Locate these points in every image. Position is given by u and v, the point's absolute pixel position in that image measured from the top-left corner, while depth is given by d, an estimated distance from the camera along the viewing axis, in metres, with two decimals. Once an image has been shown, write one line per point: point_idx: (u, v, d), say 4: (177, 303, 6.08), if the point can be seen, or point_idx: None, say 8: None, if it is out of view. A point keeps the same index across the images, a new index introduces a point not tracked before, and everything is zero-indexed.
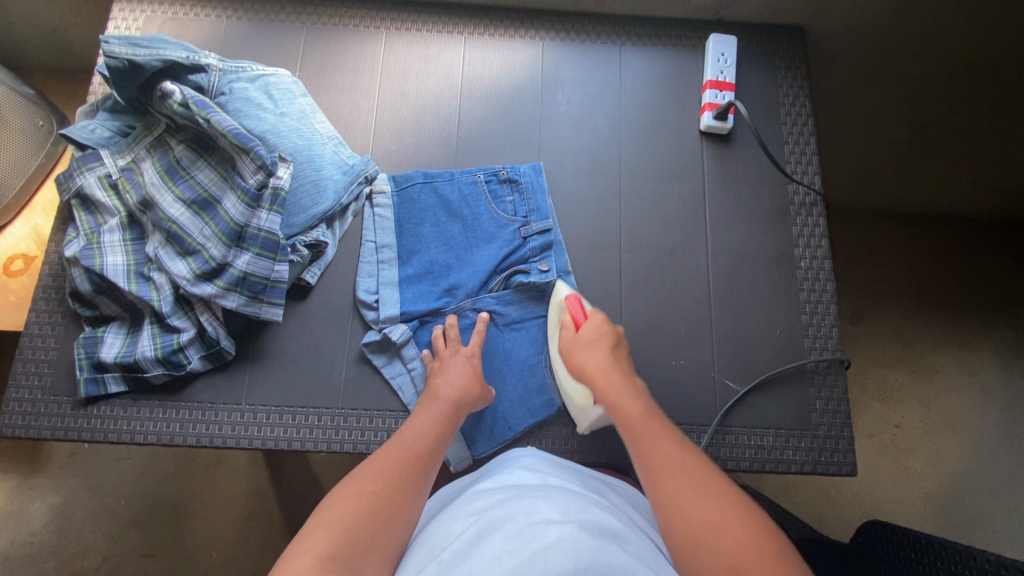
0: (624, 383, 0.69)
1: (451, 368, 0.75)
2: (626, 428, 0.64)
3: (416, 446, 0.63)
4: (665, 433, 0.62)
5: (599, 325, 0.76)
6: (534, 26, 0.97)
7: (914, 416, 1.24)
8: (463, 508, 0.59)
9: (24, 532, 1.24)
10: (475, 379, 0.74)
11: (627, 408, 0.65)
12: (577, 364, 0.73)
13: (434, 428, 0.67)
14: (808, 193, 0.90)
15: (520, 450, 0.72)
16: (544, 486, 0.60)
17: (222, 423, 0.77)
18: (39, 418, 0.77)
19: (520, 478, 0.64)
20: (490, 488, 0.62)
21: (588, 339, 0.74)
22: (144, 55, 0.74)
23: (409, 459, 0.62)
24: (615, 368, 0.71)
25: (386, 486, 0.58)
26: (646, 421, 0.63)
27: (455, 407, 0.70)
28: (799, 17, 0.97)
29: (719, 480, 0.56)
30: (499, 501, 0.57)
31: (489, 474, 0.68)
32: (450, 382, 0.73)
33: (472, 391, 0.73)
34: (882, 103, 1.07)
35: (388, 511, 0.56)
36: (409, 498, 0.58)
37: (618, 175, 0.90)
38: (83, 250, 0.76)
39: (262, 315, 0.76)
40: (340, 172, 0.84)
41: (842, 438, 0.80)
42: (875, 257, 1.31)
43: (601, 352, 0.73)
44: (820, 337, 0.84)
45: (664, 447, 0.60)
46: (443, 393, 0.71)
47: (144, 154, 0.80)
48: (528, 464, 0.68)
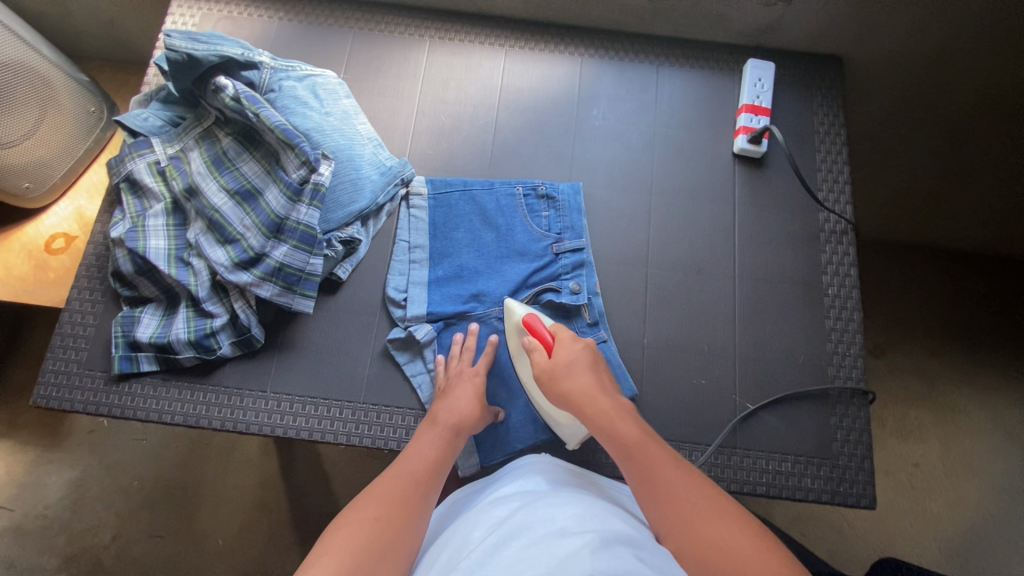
0: (615, 409, 0.67)
1: (453, 391, 0.76)
2: (622, 457, 0.63)
3: (418, 471, 0.67)
4: (667, 458, 0.62)
5: (573, 346, 0.73)
6: (574, 43, 0.99)
7: (933, 455, 1.22)
8: (476, 519, 0.60)
9: (40, 504, 1.27)
10: (478, 405, 0.75)
11: (622, 435, 0.64)
12: (561, 390, 0.70)
13: (435, 450, 0.70)
14: (839, 221, 0.90)
15: (531, 457, 0.73)
16: (554, 494, 0.61)
17: (247, 409, 0.79)
18: (73, 391, 0.80)
19: (531, 486, 0.64)
20: (504, 496, 0.63)
21: (569, 363, 0.71)
22: (202, 50, 0.77)
23: (411, 486, 0.65)
24: (602, 393, 0.69)
25: (388, 509, 0.61)
26: (646, 448, 0.63)
27: (452, 432, 0.72)
28: (838, 47, 0.97)
29: (727, 506, 0.56)
30: (511, 511, 0.58)
31: (502, 482, 0.69)
32: (449, 406, 0.74)
33: (471, 415, 0.74)
34: (917, 136, 1.07)
35: (391, 537, 0.58)
36: (411, 521, 0.61)
37: (648, 192, 0.91)
38: (128, 233, 0.79)
39: (295, 305, 0.78)
40: (378, 172, 0.86)
41: (862, 470, 0.79)
42: (902, 291, 1.29)
43: (583, 375, 0.70)
44: (845, 366, 0.83)
45: (670, 475, 0.60)
46: (440, 419, 0.73)
47: (192, 144, 0.83)
48: (542, 470, 0.69)
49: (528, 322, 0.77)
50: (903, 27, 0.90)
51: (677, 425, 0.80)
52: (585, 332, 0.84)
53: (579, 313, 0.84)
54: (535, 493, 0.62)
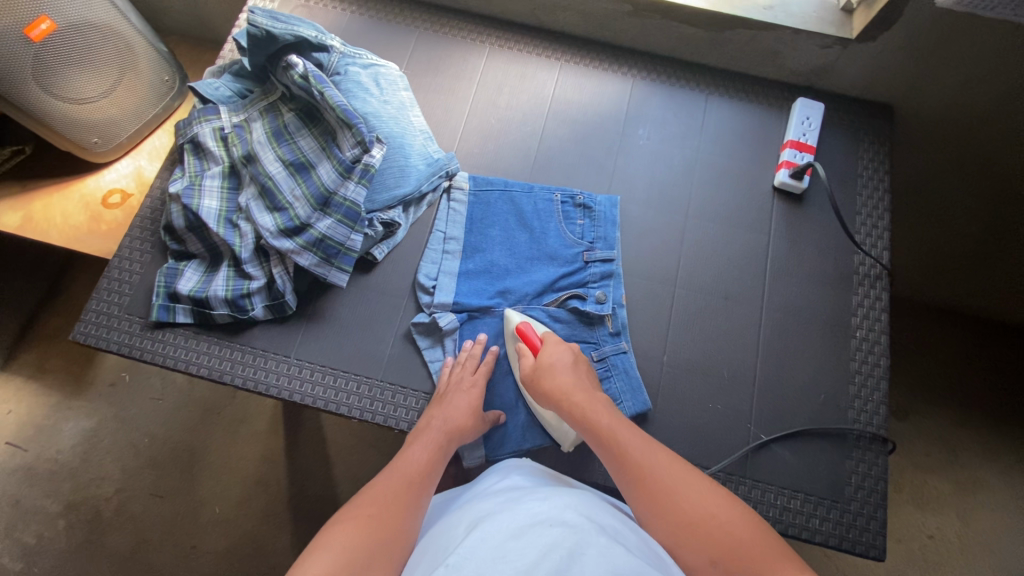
0: (595, 403, 0.71)
1: (450, 400, 0.76)
2: (602, 446, 0.67)
3: (411, 475, 0.67)
4: (643, 446, 0.65)
5: (557, 346, 0.77)
6: (628, 65, 1.02)
7: (950, 528, 1.17)
8: (464, 514, 0.61)
9: (53, 448, 1.31)
10: (473, 416, 0.75)
11: (602, 427, 0.68)
12: (545, 389, 0.73)
13: (427, 457, 0.70)
14: (874, 266, 0.89)
15: (511, 460, 0.74)
16: (539, 488, 0.63)
17: (270, 371, 0.82)
18: (110, 331, 0.84)
19: (514, 482, 0.66)
20: (488, 493, 0.64)
21: (551, 361, 0.75)
22: (281, 28, 0.82)
23: (404, 490, 0.65)
24: (581, 388, 0.73)
25: (380, 510, 0.61)
26: (622, 436, 0.67)
27: (446, 439, 0.73)
28: (891, 96, 0.98)
29: (702, 483, 0.61)
30: (500, 503, 0.60)
31: (482, 480, 0.70)
32: (444, 415, 0.74)
33: (466, 426, 0.74)
34: (962, 196, 1.06)
35: (382, 536, 0.58)
36: (404, 519, 0.61)
37: (684, 215, 0.92)
38: (186, 190, 0.83)
39: (330, 277, 0.81)
40: (425, 163, 0.89)
41: (875, 519, 0.77)
42: (932, 352, 1.26)
43: (565, 374, 0.74)
44: (867, 411, 0.82)
45: (647, 461, 0.64)
46: (434, 426, 0.74)
47: (256, 115, 0.88)
48: (520, 468, 0.70)
49: (523, 329, 0.80)
50: (958, 85, 0.91)
51: (687, 445, 0.80)
52: (605, 341, 0.84)
53: (600, 323, 0.85)
54: (520, 487, 0.64)
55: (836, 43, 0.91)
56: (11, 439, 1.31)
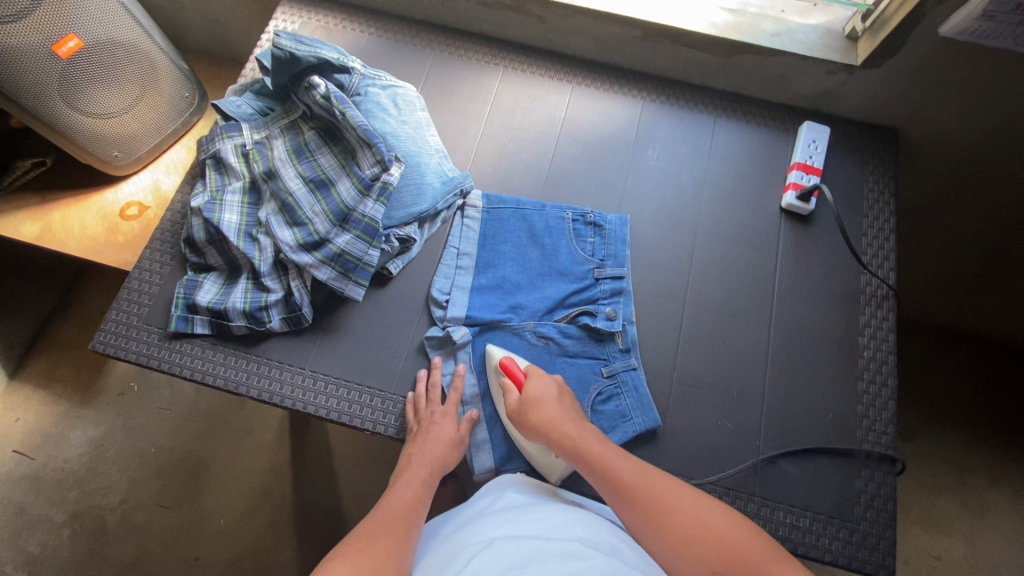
0: (584, 433, 0.72)
1: (430, 433, 0.77)
2: (596, 476, 0.68)
3: (398, 512, 0.68)
4: (633, 470, 0.68)
5: (541, 378, 0.77)
6: (638, 88, 1.05)
7: (957, 551, 1.17)
8: (464, 535, 0.62)
9: (60, 457, 1.32)
10: (453, 448, 0.78)
11: (595, 457, 0.69)
12: (535, 424, 0.73)
13: (411, 492, 0.72)
14: (881, 286, 0.90)
15: (508, 476, 0.75)
16: (535, 507, 0.64)
17: (285, 382, 0.83)
18: (129, 341, 0.85)
19: (510, 502, 0.67)
20: (486, 514, 0.65)
21: (537, 393, 0.75)
22: (305, 50, 0.85)
23: (394, 523, 0.66)
24: (568, 418, 0.73)
25: (375, 540, 0.63)
26: (613, 462, 0.69)
27: (429, 473, 0.75)
28: (896, 121, 1.00)
29: (692, 497, 0.65)
30: (500, 525, 0.61)
31: (477, 500, 0.71)
32: (424, 453, 0.76)
33: (447, 458, 0.77)
34: (966, 218, 1.08)
35: (381, 561, 0.60)
36: (399, 546, 0.63)
37: (693, 234, 0.94)
38: (207, 204, 0.86)
39: (346, 291, 0.82)
40: (440, 181, 0.91)
41: (884, 539, 0.77)
42: (936, 372, 1.27)
43: (550, 407, 0.74)
44: (875, 430, 0.82)
45: (638, 482, 0.66)
46: (415, 462, 0.75)
47: (277, 133, 0.90)
48: (514, 487, 0.72)
49: (505, 364, 0.80)
50: (960, 111, 0.93)
51: (696, 462, 0.80)
52: (615, 358, 0.85)
53: (611, 340, 0.86)
54: (516, 507, 0.65)
55: (842, 69, 0.94)
56: (18, 447, 1.32)
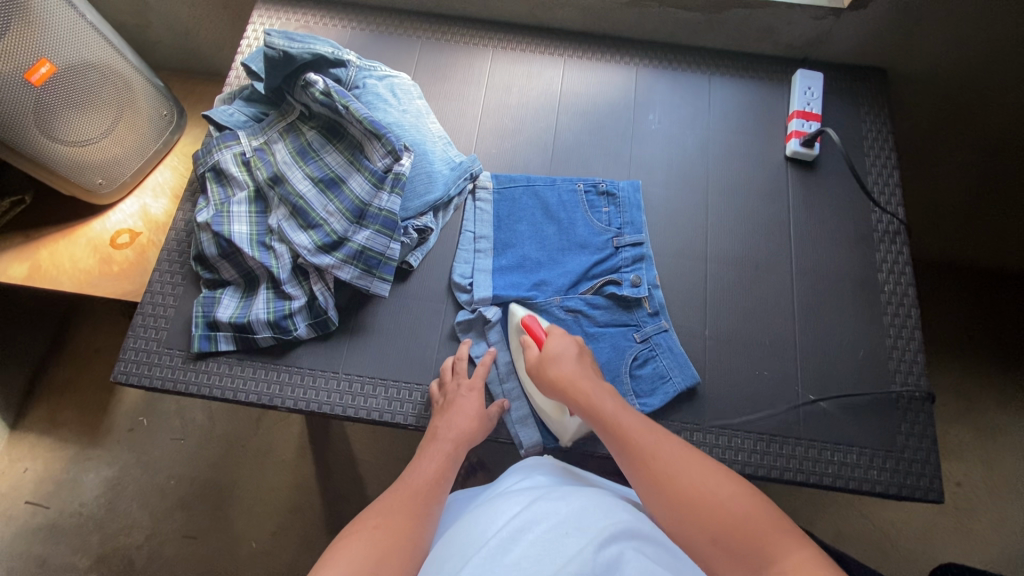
0: (598, 393, 0.71)
1: (457, 408, 0.76)
2: (606, 433, 0.67)
3: (419, 487, 0.68)
4: (645, 432, 0.66)
5: (560, 338, 0.78)
6: (629, 55, 1.04)
7: (976, 474, 1.21)
8: (482, 511, 0.61)
9: (76, 502, 1.28)
10: (479, 421, 0.77)
11: (607, 415, 0.68)
12: (549, 382, 0.74)
13: (435, 468, 0.71)
14: (892, 222, 0.92)
15: (536, 458, 0.73)
16: (558, 488, 0.62)
17: (319, 389, 0.82)
18: (151, 368, 0.83)
19: (534, 482, 0.66)
20: (507, 492, 0.64)
21: (556, 351, 0.76)
22: (298, 47, 0.81)
23: (414, 500, 0.65)
24: (586, 378, 0.73)
25: (393, 517, 0.62)
26: (625, 421, 0.67)
27: (454, 446, 0.74)
28: (884, 60, 1.02)
29: (700, 464, 0.61)
30: (517, 500, 0.59)
31: (503, 479, 0.70)
32: (449, 424, 0.75)
33: (473, 430, 0.76)
34: (956, 148, 1.11)
35: (398, 540, 0.59)
36: (416, 524, 0.62)
37: (704, 193, 0.95)
38: (214, 218, 0.83)
39: (372, 288, 0.80)
40: (449, 168, 0.90)
41: (928, 464, 0.79)
42: (938, 305, 1.31)
43: (570, 365, 0.75)
44: (905, 363, 0.84)
45: (645, 442, 0.64)
46: (441, 436, 0.74)
47: (277, 137, 0.88)
48: (542, 467, 0.70)
49: (528, 323, 0.81)
50: (947, 43, 0.95)
51: (738, 413, 0.81)
52: (646, 322, 0.85)
53: (639, 305, 0.86)
54: (539, 487, 0.63)
55: (829, 13, 0.95)
56: (30, 497, 1.28)
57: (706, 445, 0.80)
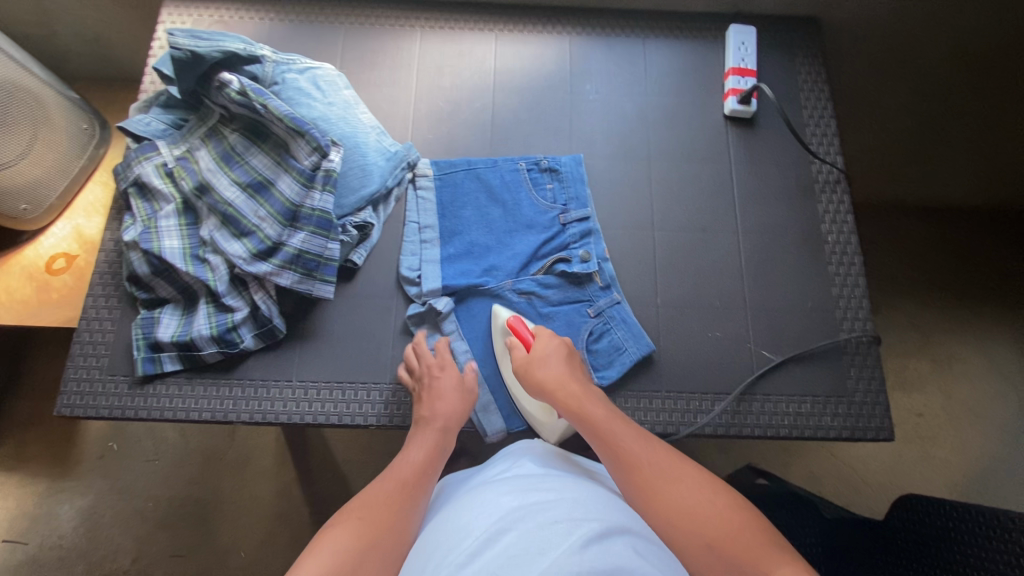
0: (586, 396, 0.72)
1: (439, 391, 0.76)
2: (598, 439, 0.68)
3: (405, 477, 0.68)
4: (634, 436, 0.67)
5: (548, 340, 0.77)
6: (561, 23, 1.02)
7: (935, 404, 1.26)
8: (473, 498, 0.62)
9: (53, 535, 1.24)
10: (462, 399, 0.77)
11: (595, 418, 0.70)
12: (535, 382, 0.74)
13: (423, 455, 0.71)
14: (831, 171, 0.93)
15: (525, 442, 0.74)
16: (546, 479, 0.63)
17: (275, 399, 0.80)
18: (96, 398, 0.80)
19: (521, 469, 0.66)
20: (496, 477, 0.65)
21: (544, 354, 0.76)
22: (205, 46, 0.76)
23: (399, 492, 0.65)
24: (576, 382, 0.74)
25: (377, 509, 0.62)
26: (617, 428, 0.68)
27: (444, 432, 0.74)
28: (813, 8, 1.02)
29: (689, 474, 0.63)
30: (505, 490, 0.61)
31: (493, 464, 0.71)
32: (434, 407, 0.75)
33: (458, 411, 0.76)
34: (892, 91, 1.13)
35: (382, 535, 0.60)
36: (400, 517, 0.62)
37: (647, 160, 0.94)
38: (142, 235, 0.80)
39: (315, 292, 0.78)
40: (384, 158, 0.87)
41: (878, 405, 0.81)
42: (890, 246, 1.34)
43: (558, 367, 0.75)
44: (852, 311, 0.86)
45: (634, 447, 0.66)
46: (427, 422, 0.74)
47: (199, 143, 0.83)
48: (533, 450, 0.71)
49: (513, 324, 0.80)
50: None
51: (696, 378, 0.83)
52: (598, 296, 0.85)
53: (590, 280, 0.86)
54: (530, 476, 0.64)
55: None
56: (4, 537, 1.24)
57: (665, 411, 0.81)
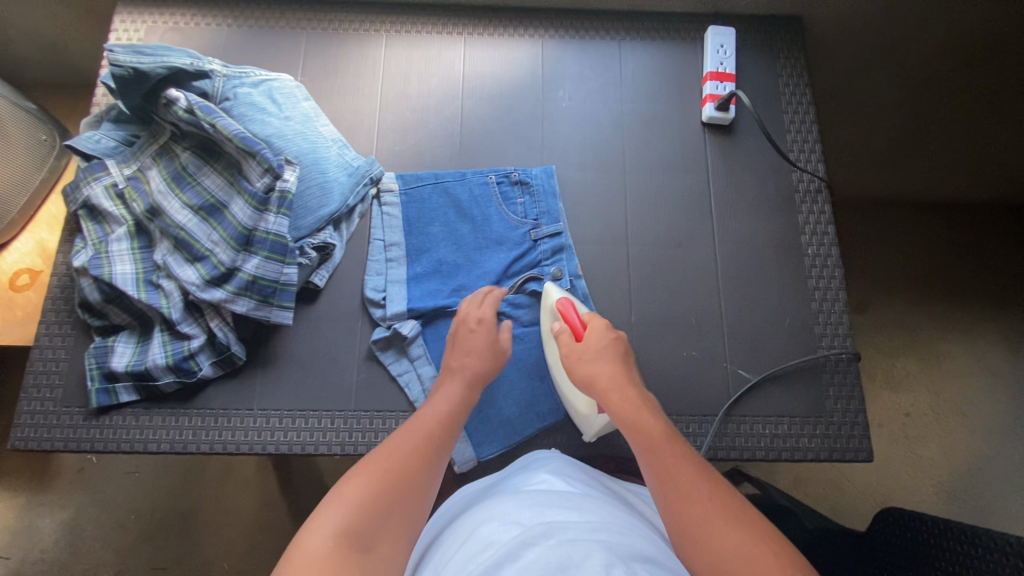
0: (639, 402, 0.67)
1: (466, 341, 0.75)
2: (641, 447, 0.63)
3: (431, 427, 0.65)
4: (687, 457, 0.60)
5: (600, 333, 0.74)
6: (533, 25, 0.97)
7: (923, 402, 1.24)
8: (492, 510, 0.59)
9: (35, 549, 1.22)
10: (490, 356, 0.74)
11: (645, 427, 0.64)
12: (584, 375, 0.71)
13: (446, 407, 0.68)
14: (812, 180, 0.90)
15: (546, 454, 0.74)
16: (570, 499, 0.60)
17: (236, 429, 0.77)
18: (50, 430, 0.77)
19: (546, 487, 0.64)
20: (520, 492, 0.62)
21: (596, 349, 0.72)
22: (149, 62, 0.72)
23: (423, 440, 0.63)
24: (627, 385, 0.69)
25: (400, 459, 0.60)
26: (664, 440, 0.62)
27: (467, 386, 0.71)
28: (796, 7, 0.97)
29: (745, 514, 0.55)
30: (526, 506, 0.58)
31: (521, 478, 0.68)
32: (462, 356, 0.74)
33: (484, 368, 0.73)
34: (881, 92, 1.09)
35: (399, 491, 0.57)
36: (421, 476, 0.60)
37: (622, 170, 0.90)
38: (92, 260, 0.76)
39: (273, 318, 0.75)
40: (345, 174, 0.84)
41: (857, 425, 0.79)
42: (879, 245, 1.31)
43: (610, 365, 0.71)
44: (831, 327, 0.84)
45: (685, 466, 0.59)
46: (455, 371, 0.72)
47: (150, 163, 0.80)
48: (558, 469, 0.69)
49: (562, 307, 0.76)
50: None
51: (671, 399, 0.80)
52: None
53: None
54: (555, 495, 0.61)
55: None
56: None
57: None
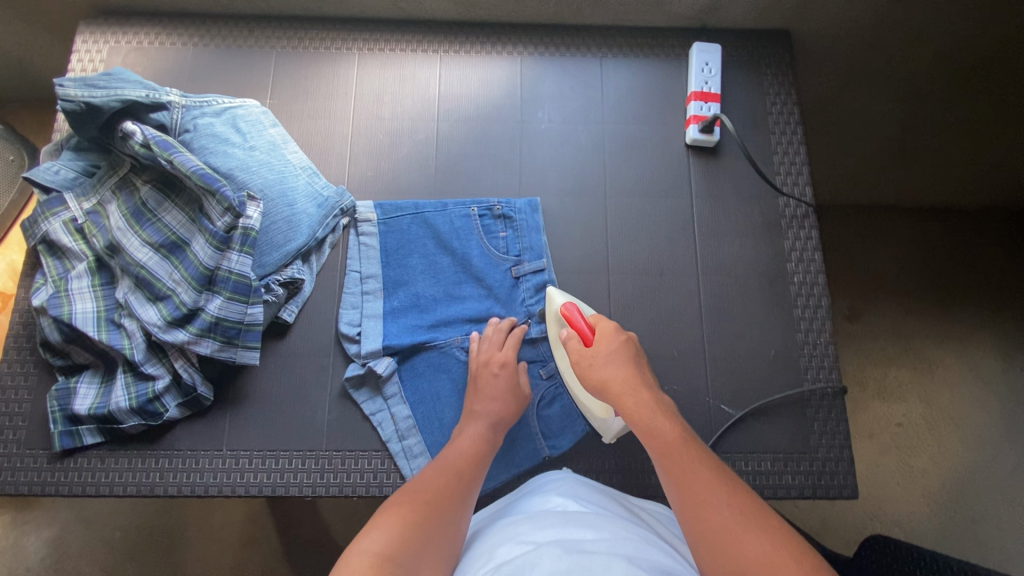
0: (654, 404, 0.65)
1: (484, 384, 0.74)
2: (658, 453, 0.61)
3: (458, 466, 0.66)
4: (706, 462, 0.58)
5: (611, 336, 0.72)
6: (511, 41, 0.94)
7: (915, 412, 1.17)
8: (509, 531, 0.57)
9: None
10: (511, 397, 0.74)
11: (662, 432, 0.62)
12: (596, 380, 0.69)
13: (471, 445, 0.69)
14: (799, 206, 0.87)
15: (555, 475, 0.71)
16: (585, 515, 0.59)
17: (204, 470, 0.75)
18: (14, 474, 0.75)
19: (560, 505, 0.62)
20: (535, 513, 0.61)
21: (607, 353, 0.70)
22: (101, 96, 0.71)
23: (451, 476, 0.64)
24: (641, 388, 0.67)
25: (431, 494, 0.60)
26: (681, 445, 0.60)
27: (490, 428, 0.71)
28: (785, 21, 0.94)
29: (767, 521, 0.52)
30: (543, 526, 0.56)
31: (535, 497, 0.66)
32: (483, 401, 0.73)
33: (504, 410, 0.72)
34: (873, 102, 1.04)
35: (432, 522, 0.57)
36: (451, 510, 0.60)
37: (602, 195, 0.87)
38: (50, 299, 0.74)
39: (238, 359, 0.73)
40: (314, 205, 0.81)
41: (842, 461, 0.78)
42: (875, 252, 1.24)
43: (623, 368, 0.69)
44: (817, 359, 0.81)
45: (703, 472, 0.57)
46: (476, 414, 0.72)
47: (110, 196, 0.77)
48: (569, 488, 0.66)
49: (567, 313, 0.75)
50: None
51: None
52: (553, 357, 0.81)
53: (545, 340, 0.81)
54: (571, 514, 0.59)
55: None
56: None
57: (618, 473, 0.77)
